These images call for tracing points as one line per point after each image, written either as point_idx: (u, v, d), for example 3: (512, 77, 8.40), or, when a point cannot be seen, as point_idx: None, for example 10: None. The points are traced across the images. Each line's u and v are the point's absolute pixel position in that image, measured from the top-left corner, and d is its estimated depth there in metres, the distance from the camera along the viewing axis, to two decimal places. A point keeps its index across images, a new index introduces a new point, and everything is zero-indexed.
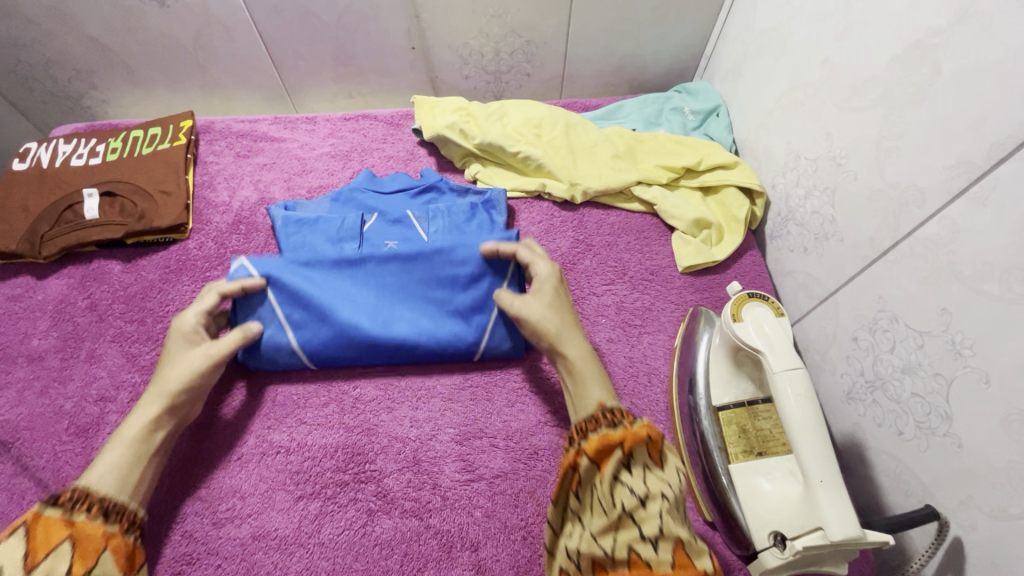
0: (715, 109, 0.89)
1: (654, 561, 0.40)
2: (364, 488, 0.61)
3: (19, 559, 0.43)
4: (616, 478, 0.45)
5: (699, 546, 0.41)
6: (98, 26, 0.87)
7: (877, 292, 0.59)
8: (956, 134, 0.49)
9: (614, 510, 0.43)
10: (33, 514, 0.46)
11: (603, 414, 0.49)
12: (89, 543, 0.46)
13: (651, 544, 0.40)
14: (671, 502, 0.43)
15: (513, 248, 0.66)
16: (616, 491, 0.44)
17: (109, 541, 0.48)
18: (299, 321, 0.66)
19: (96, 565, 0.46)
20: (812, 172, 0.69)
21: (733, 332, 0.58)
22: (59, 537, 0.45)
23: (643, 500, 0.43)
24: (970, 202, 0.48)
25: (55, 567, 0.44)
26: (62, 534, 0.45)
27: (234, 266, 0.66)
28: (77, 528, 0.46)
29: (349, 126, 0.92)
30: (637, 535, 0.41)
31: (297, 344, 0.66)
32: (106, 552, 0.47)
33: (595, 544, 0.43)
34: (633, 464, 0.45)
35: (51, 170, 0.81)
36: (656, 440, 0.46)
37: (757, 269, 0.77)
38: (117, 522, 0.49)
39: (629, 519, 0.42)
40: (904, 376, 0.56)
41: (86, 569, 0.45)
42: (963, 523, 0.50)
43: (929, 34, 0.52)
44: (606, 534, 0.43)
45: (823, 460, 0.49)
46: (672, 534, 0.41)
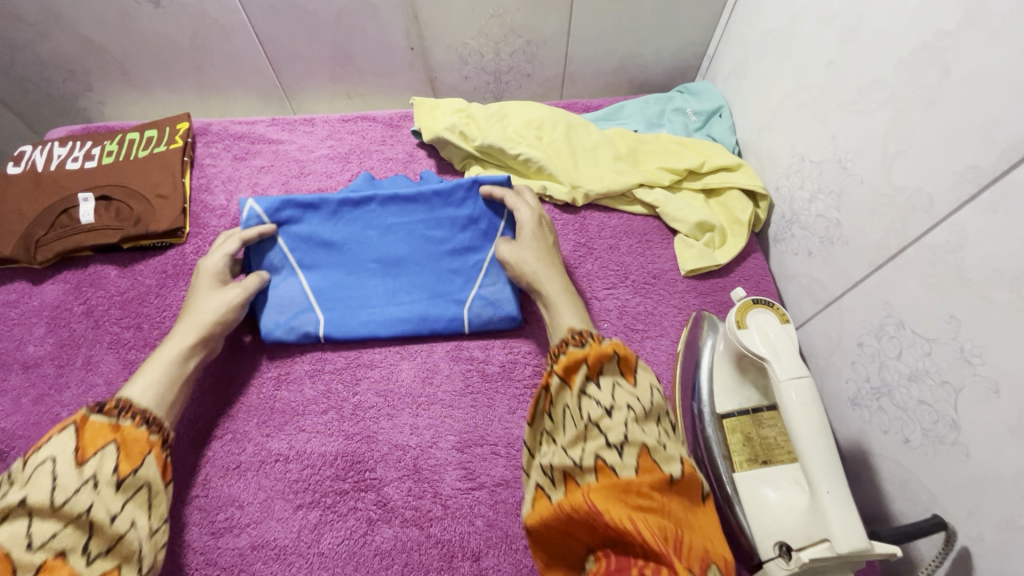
0: (718, 110, 0.88)
1: (621, 463, 0.48)
2: (364, 497, 0.60)
3: (70, 455, 0.51)
4: (584, 392, 0.53)
5: (664, 453, 0.49)
6: (93, 27, 0.86)
7: (884, 298, 0.58)
8: (965, 138, 0.49)
9: (582, 421, 0.51)
10: (82, 416, 0.53)
11: (571, 337, 0.57)
12: (133, 446, 0.54)
13: (616, 449, 0.48)
14: (636, 412, 0.51)
15: (502, 193, 0.72)
16: (583, 404, 0.52)
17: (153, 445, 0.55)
18: (311, 264, 0.71)
19: (141, 466, 0.53)
20: (817, 175, 0.68)
21: (737, 339, 0.57)
22: (105, 439, 0.52)
23: (608, 411, 0.51)
24: (979, 208, 0.47)
25: (103, 463, 0.51)
26: (108, 437, 0.53)
27: (245, 211, 0.70)
28: (122, 434, 0.54)
29: (348, 127, 0.90)
30: (603, 443, 0.49)
31: (308, 284, 0.71)
32: (149, 455, 0.54)
33: (565, 455, 0.51)
34: (601, 380, 0.53)
35: (46, 174, 0.80)
36: (624, 358, 0.54)
37: (760, 272, 0.76)
38: (158, 432, 0.56)
39: (596, 430, 0.50)
40: (911, 383, 0.55)
41: (131, 470, 0.52)
42: (971, 534, 0.49)
43: (938, 36, 0.51)
44: (576, 444, 0.51)
45: (829, 471, 0.48)
46: (635, 441, 0.49)
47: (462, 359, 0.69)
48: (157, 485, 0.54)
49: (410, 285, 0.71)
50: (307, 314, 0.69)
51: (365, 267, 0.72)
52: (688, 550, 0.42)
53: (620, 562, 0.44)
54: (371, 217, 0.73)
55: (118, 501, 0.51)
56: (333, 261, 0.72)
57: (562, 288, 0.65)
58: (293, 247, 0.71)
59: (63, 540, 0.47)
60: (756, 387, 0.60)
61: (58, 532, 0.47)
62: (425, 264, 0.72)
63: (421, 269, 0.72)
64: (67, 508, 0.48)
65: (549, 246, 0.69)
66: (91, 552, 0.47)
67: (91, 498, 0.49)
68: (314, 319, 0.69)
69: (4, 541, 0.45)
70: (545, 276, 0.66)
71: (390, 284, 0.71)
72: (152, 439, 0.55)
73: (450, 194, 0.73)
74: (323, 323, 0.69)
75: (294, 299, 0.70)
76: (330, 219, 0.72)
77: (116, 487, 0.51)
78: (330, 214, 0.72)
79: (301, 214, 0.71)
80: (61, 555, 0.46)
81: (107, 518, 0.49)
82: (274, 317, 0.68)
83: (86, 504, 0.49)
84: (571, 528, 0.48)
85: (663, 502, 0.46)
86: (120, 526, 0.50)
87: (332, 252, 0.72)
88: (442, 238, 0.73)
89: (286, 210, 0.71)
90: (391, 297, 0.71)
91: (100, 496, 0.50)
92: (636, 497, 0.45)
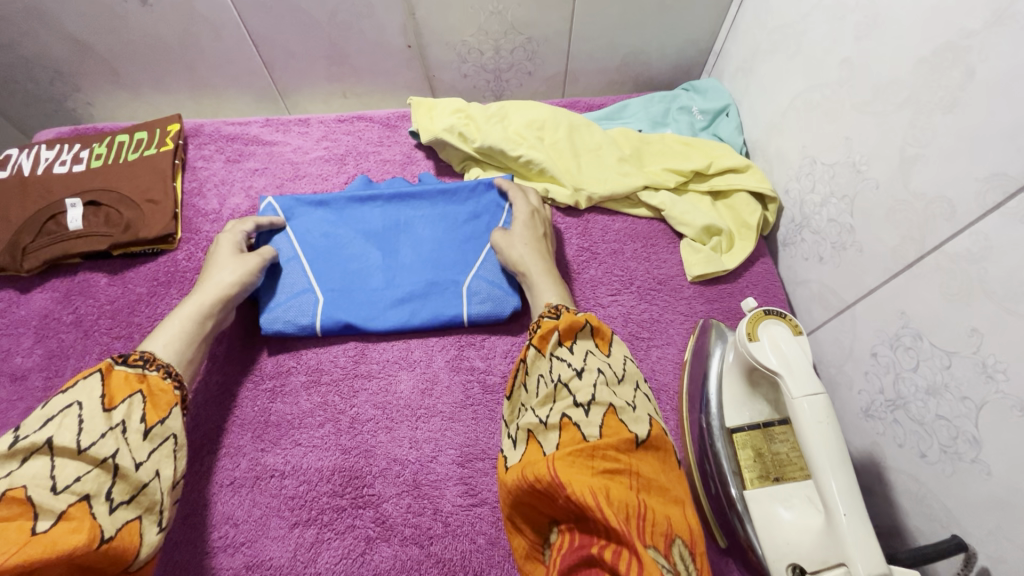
0: (725, 109, 0.86)
1: (584, 422, 0.46)
2: (362, 514, 0.58)
3: (97, 400, 0.48)
4: (555, 356, 0.52)
5: (633, 414, 0.47)
6: (79, 26, 0.84)
7: (900, 307, 0.56)
8: (991, 143, 0.46)
9: (551, 383, 0.50)
10: (107, 364, 0.51)
11: (547, 310, 0.58)
12: (160, 398, 0.52)
13: (582, 408, 0.46)
14: (607, 376, 0.49)
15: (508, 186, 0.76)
16: (555, 367, 0.51)
17: (178, 400, 0.54)
18: (314, 247, 0.72)
19: (168, 417, 0.51)
20: (829, 178, 0.65)
21: (748, 351, 0.55)
22: (131, 388, 0.50)
23: (579, 373, 0.49)
24: (1005, 216, 0.45)
25: (131, 412, 0.49)
26: (134, 387, 0.51)
27: (263, 205, 0.75)
28: (148, 384, 0.52)
29: (343, 128, 0.88)
30: (571, 402, 0.47)
31: (308, 263, 0.71)
32: (175, 409, 0.52)
33: (533, 415, 0.49)
34: (574, 345, 0.52)
35: (33, 178, 0.77)
36: (597, 327, 0.53)
37: (769, 278, 0.74)
38: (180, 389, 0.55)
39: (565, 391, 0.49)
40: (929, 397, 0.53)
41: (158, 420, 0.50)
42: (992, 555, 0.47)
43: (962, 34, 0.48)
44: (544, 406, 0.49)
45: (846, 492, 0.46)
46: (603, 402, 0.47)
47: (462, 369, 0.67)
48: (181, 439, 0.52)
49: (412, 270, 0.72)
50: (306, 294, 0.69)
51: (366, 254, 0.72)
52: (652, 527, 0.40)
53: (583, 537, 0.41)
54: (375, 211, 0.75)
55: (145, 450, 0.48)
56: (335, 250, 0.72)
57: (544, 271, 0.65)
58: (299, 234, 0.73)
59: (88, 484, 0.44)
60: (767, 401, 0.58)
61: (82, 476, 0.44)
62: (424, 251, 0.73)
63: (423, 254, 0.73)
64: (92, 452, 0.45)
65: (540, 236, 0.69)
66: (114, 500, 0.45)
67: (117, 444, 0.47)
68: (313, 299, 0.69)
69: (25, 482, 0.42)
70: (528, 263, 0.66)
71: (390, 270, 0.72)
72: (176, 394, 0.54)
73: (457, 188, 0.76)
74: (321, 303, 0.68)
75: (294, 281, 0.70)
76: (337, 213, 0.75)
77: (143, 436, 0.49)
78: (337, 209, 0.75)
79: (311, 209, 0.75)
80: (84, 500, 0.43)
81: (133, 466, 0.47)
82: (274, 297, 0.69)
83: (112, 450, 0.46)
84: (532, 499, 0.44)
85: (629, 464, 0.43)
86: (146, 476, 0.47)
87: (335, 242, 0.73)
88: (443, 228, 0.74)
89: (298, 205, 0.75)
90: (391, 281, 0.71)
91: (127, 443, 0.47)
92: (602, 462, 0.43)
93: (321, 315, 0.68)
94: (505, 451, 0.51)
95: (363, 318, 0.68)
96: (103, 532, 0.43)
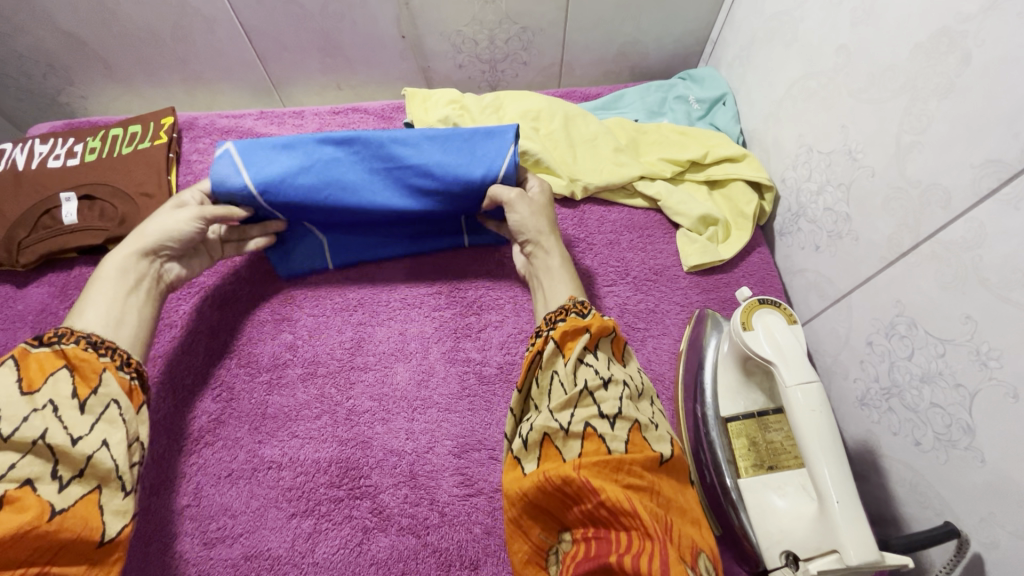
0: (722, 98, 0.85)
1: (609, 434, 0.47)
2: (359, 505, 0.59)
3: (15, 386, 0.47)
4: (580, 361, 0.52)
5: (656, 433, 0.49)
6: (70, 19, 0.83)
7: (896, 295, 0.55)
8: (987, 130, 0.46)
9: (576, 388, 0.50)
10: (21, 350, 0.50)
11: (573, 304, 0.57)
12: (85, 368, 0.51)
13: (608, 421, 0.47)
14: (631, 389, 0.51)
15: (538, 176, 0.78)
16: (579, 372, 0.51)
17: (108, 363, 0.52)
18: (289, 209, 0.66)
19: (100, 386, 0.50)
20: (825, 166, 0.65)
21: (743, 341, 0.55)
22: (54, 366, 0.50)
23: (605, 382, 0.50)
24: (999, 203, 0.45)
25: (59, 389, 0.49)
26: (56, 364, 0.50)
27: (218, 154, 0.64)
28: (71, 359, 0.51)
29: (338, 120, 0.88)
30: (595, 412, 0.48)
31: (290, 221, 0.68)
32: (106, 373, 0.51)
33: (551, 418, 0.48)
34: (598, 352, 0.53)
35: (28, 173, 0.77)
36: (618, 338, 0.55)
37: (765, 268, 0.74)
38: (111, 354, 0.53)
39: (589, 398, 0.49)
40: (923, 385, 0.53)
41: (91, 391, 0.50)
42: (985, 541, 0.48)
43: (958, 19, 0.48)
44: (564, 410, 0.49)
45: (840, 481, 0.46)
46: (629, 417, 0.48)
47: (458, 361, 0.67)
48: (126, 402, 0.51)
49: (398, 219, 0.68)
50: (308, 238, 0.71)
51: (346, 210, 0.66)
52: (678, 539, 0.42)
53: (601, 545, 0.42)
54: (355, 162, 0.65)
55: (85, 424, 0.48)
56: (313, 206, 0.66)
57: (563, 264, 0.65)
58: (266, 193, 0.64)
59: (25, 470, 0.45)
60: (762, 390, 0.58)
61: (17, 463, 0.45)
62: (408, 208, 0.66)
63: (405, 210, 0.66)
64: (20, 437, 0.45)
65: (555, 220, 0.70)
66: (62, 477, 0.46)
67: (45, 424, 0.46)
68: (317, 241, 0.72)
69: None
70: (551, 239, 0.66)
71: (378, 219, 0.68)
72: (105, 360, 0.52)
73: (456, 138, 0.67)
74: (327, 242, 0.72)
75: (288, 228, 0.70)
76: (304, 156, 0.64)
77: (79, 410, 0.49)
78: (304, 153, 0.65)
79: (271, 152, 0.64)
80: (26, 484, 0.44)
81: (69, 443, 0.47)
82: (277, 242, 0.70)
83: (40, 431, 0.46)
84: (549, 501, 0.45)
85: (652, 482, 0.45)
86: (86, 448, 0.47)
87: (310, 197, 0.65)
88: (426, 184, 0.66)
89: (260, 162, 0.64)
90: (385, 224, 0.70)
91: (58, 420, 0.47)
92: (627, 476, 0.44)
93: (331, 253, 0.72)
94: (513, 449, 0.50)
95: (369, 252, 0.73)
96: (52, 507, 0.44)
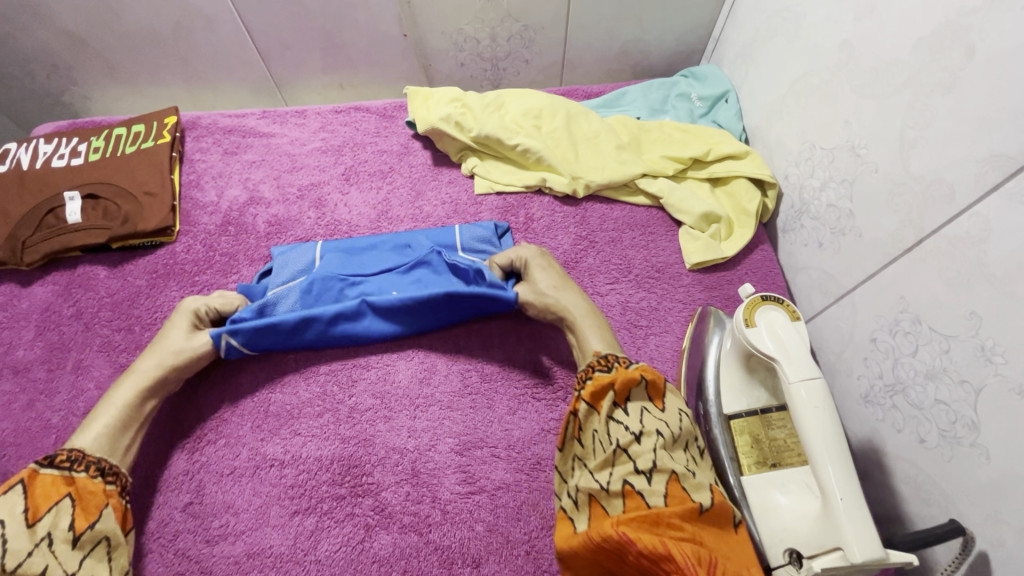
0: (724, 95, 0.85)
1: (647, 490, 0.47)
2: (362, 502, 0.59)
3: (20, 514, 0.49)
4: (611, 418, 0.52)
5: (694, 481, 0.48)
6: (73, 19, 0.83)
7: (899, 292, 0.55)
8: (991, 125, 0.46)
9: (611, 446, 0.51)
10: (32, 471, 0.51)
11: (597, 360, 0.56)
12: (89, 501, 0.52)
13: (644, 475, 0.48)
14: (665, 438, 0.50)
15: (541, 177, 0.78)
16: (611, 430, 0.52)
17: (110, 497, 0.53)
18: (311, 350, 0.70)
19: (98, 520, 0.51)
20: (828, 163, 0.65)
21: (745, 337, 0.55)
22: (59, 494, 0.51)
23: (638, 437, 0.50)
24: (1004, 198, 0.45)
25: (57, 520, 0.50)
26: (62, 491, 0.51)
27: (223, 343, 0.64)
28: (76, 486, 0.52)
29: (341, 119, 0.88)
30: (632, 468, 0.49)
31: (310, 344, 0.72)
32: (107, 508, 0.52)
33: (593, 479, 0.50)
34: (629, 406, 0.52)
35: (32, 173, 0.77)
36: (653, 383, 0.53)
37: (768, 264, 0.73)
38: (115, 481, 0.54)
39: (625, 455, 0.50)
40: (928, 382, 0.53)
41: (87, 525, 0.51)
42: (990, 539, 0.47)
43: (961, 14, 0.48)
44: (603, 469, 0.51)
45: (843, 475, 0.46)
46: (665, 468, 0.48)
47: (460, 358, 0.67)
48: (117, 538, 0.52)
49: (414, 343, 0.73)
50: None
51: None
52: None
53: None
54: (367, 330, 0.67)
55: (75, 560, 0.49)
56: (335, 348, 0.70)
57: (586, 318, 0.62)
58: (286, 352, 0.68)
59: None
60: (765, 387, 0.58)
61: None
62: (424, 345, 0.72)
63: None
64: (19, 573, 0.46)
65: (561, 275, 0.67)
66: None
67: (45, 559, 0.47)
68: None
69: None
70: (562, 299, 0.64)
71: None
72: (108, 492, 0.53)
73: (464, 309, 0.67)
74: None
75: None
76: (316, 336, 0.66)
77: (71, 545, 0.49)
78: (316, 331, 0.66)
79: (277, 335, 0.65)
80: None
81: None
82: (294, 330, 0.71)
83: (40, 567, 0.47)
84: (598, 558, 0.46)
85: (693, 532, 0.44)
86: None
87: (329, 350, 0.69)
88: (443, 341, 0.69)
89: (272, 342, 0.65)
90: None
91: (55, 557, 0.48)
92: (668, 529, 0.44)
93: None
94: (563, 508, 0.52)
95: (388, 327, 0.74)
96: None
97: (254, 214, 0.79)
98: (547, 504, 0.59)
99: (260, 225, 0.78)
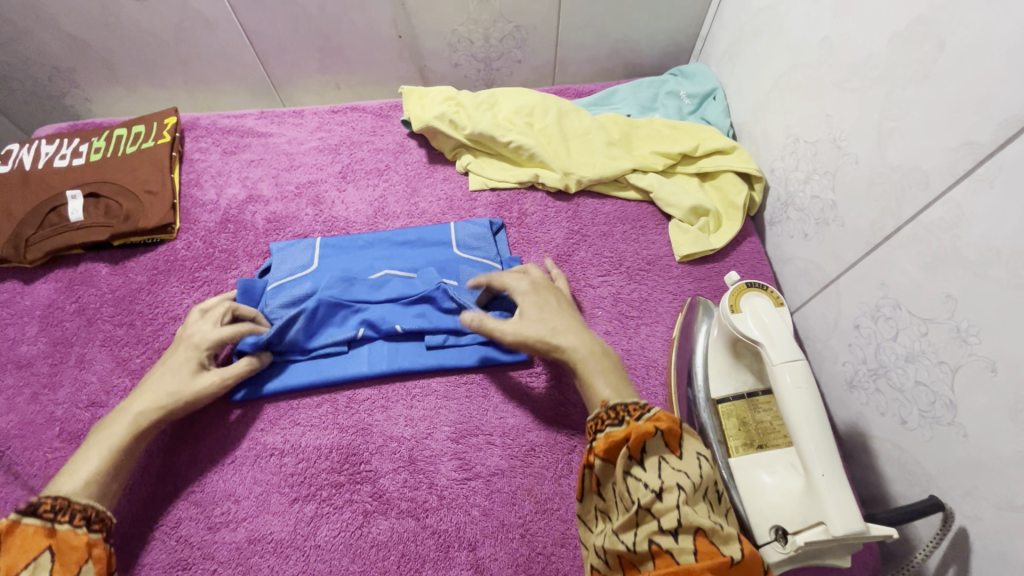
0: (712, 92, 0.87)
1: (676, 549, 0.40)
2: (360, 489, 0.60)
3: None
4: (628, 474, 0.46)
5: (722, 532, 0.41)
6: (74, 22, 0.85)
7: (880, 278, 0.57)
8: (962, 114, 0.47)
9: (632, 506, 0.44)
10: (10, 521, 0.46)
11: (606, 413, 0.51)
12: (69, 555, 0.46)
13: (671, 534, 0.41)
14: (689, 491, 0.43)
15: (533, 173, 0.80)
16: (630, 487, 0.45)
17: (93, 551, 0.47)
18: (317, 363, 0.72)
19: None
20: (811, 155, 0.67)
21: (731, 323, 0.56)
22: (37, 548, 0.45)
23: (659, 494, 0.43)
24: (975, 183, 0.47)
25: None
26: (41, 544, 0.45)
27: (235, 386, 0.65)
28: (58, 540, 0.46)
29: (337, 119, 0.90)
30: (657, 527, 0.42)
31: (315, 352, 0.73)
32: (88, 563, 0.46)
33: (618, 539, 0.44)
34: (645, 459, 0.46)
35: (35, 173, 0.79)
36: (669, 430, 0.46)
37: (757, 256, 0.75)
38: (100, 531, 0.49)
39: (648, 513, 0.43)
40: (908, 364, 0.54)
41: None
42: (969, 514, 0.49)
43: (932, 9, 0.50)
44: (627, 530, 0.43)
45: (824, 453, 0.47)
46: (693, 523, 0.41)
47: None
48: None
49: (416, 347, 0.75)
50: None
51: None
52: None
53: None
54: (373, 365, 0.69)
55: None
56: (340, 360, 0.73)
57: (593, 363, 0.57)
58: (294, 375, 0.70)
59: None
60: (751, 371, 0.60)
61: None
62: None
63: None
64: None
65: (558, 306, 0.62)
66: None
67: None
68: None
69: None
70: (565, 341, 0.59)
71: None
72: (93, 543, 0.48)
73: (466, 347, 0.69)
74: None
75: None
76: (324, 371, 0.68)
77: None
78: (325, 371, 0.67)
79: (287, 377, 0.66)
80: None
81: None
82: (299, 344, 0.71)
83: None
84: None
85: None
86: None
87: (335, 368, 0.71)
88: None
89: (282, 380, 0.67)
90: None
91: None
92: None
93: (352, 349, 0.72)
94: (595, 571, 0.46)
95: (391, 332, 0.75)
96: None
97: (253, 212, 0.80)
98: (542, 489, 0.60)
99: (258, 222, 0.79)
